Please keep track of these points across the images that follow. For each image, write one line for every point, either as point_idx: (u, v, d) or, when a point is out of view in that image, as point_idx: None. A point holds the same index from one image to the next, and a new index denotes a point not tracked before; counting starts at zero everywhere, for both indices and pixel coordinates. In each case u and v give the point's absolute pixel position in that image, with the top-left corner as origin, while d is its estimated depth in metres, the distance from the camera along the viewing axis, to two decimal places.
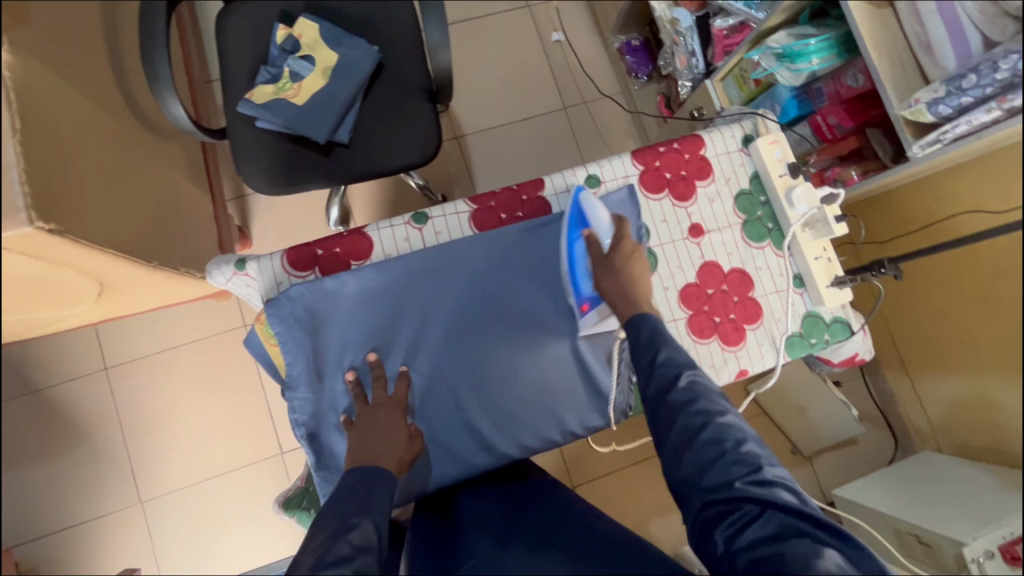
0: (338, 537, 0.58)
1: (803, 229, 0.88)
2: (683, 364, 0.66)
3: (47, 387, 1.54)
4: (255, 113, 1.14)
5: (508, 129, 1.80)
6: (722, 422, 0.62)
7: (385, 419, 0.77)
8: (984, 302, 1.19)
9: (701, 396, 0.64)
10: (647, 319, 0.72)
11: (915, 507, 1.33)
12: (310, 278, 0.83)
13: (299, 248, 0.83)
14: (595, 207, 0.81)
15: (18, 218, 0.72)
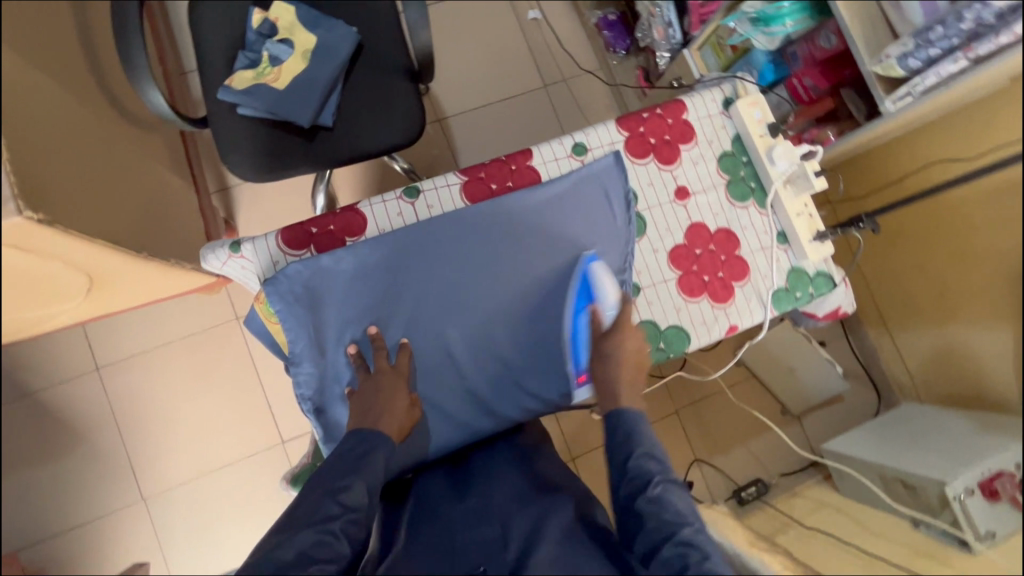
0: (329, 497, 0.67)
1: (785, 186, 0.91)
2: (654, 474, 0.70)
3: (41, 390, 1.53)
4: (236, 99, 1.13)
5: (490, 109, 1.80)
6: (685, 534, 0.65)
7: (388, 389, 0.79)
8: (954, 253, 1.25)
9: (666, 504, 0.67)
10: (625, 416, 0.77)
11: (892, 454, 1.40)
12: (305, 256, 0.84)
13: (293, 228, 0.83)
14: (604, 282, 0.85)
15: (8, 208, 0.72)
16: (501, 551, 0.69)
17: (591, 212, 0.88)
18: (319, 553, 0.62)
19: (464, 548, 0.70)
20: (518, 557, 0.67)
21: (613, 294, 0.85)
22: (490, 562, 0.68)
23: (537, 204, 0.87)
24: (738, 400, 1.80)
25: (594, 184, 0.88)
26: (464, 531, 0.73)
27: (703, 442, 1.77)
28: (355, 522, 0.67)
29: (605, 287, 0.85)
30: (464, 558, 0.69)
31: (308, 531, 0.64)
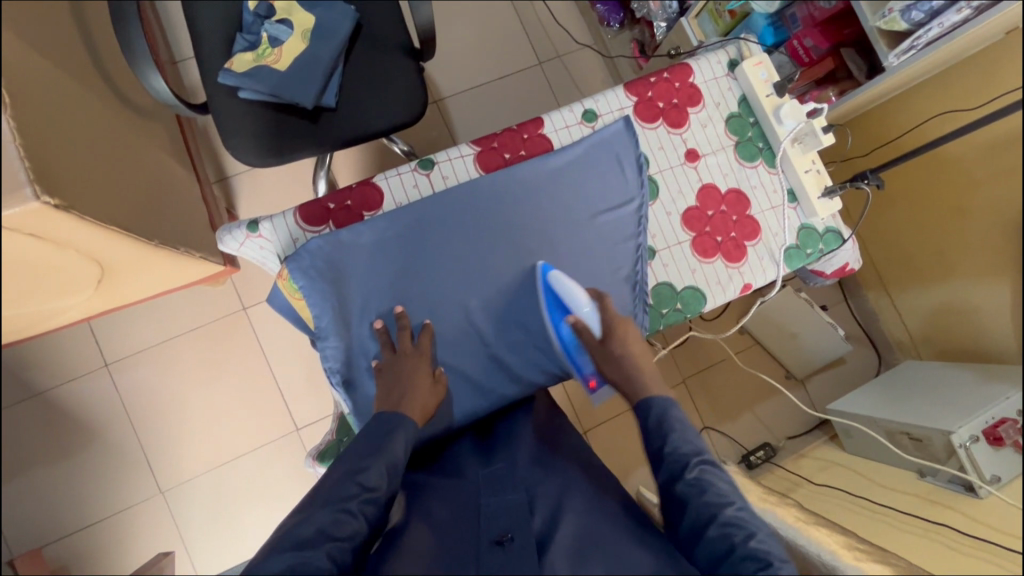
0: (350, 477, 0.66)
1: (792, 144, 0.92)
2: (690, 457, 0.68)
3: (51, 389, 1.52)
4: (238, 82, 1.12)
5: (487, 88, 1.80)
6: (730, 514, 0.62)
7: (412, 368, 0.81)
8: (952, 209, 1.28)
9: (707, 484, 0.65)
10: (652, 403, 0.75)
11: (896, 406, 1.44)
12: (325, 232, 0.85)
13: (311, 205, 0.85)
14: (569, 291, 0.83)
15: (24, 193, 0.72)
16: (527, 518, 0.68)
17: (604, 177, 0.89)
18: (337, 530, 0.61)
19: (490, 513, 0.70)
20: (544, 527, 0.67)
21: (583, 295, 0.83)
22: (517, 529, 0.66)
23: (551, 171, 0.87)
24: (747, 366, 1.83)
25: (606, 149, 0.89)
26: (489, 498, 0.72)
27: (710, 410, 1.80)
28: (374, 503, 0.65)
29: (572, 291, 0.83)
30: (491, 524, 0.68)
31: (327, 510, 0.62)
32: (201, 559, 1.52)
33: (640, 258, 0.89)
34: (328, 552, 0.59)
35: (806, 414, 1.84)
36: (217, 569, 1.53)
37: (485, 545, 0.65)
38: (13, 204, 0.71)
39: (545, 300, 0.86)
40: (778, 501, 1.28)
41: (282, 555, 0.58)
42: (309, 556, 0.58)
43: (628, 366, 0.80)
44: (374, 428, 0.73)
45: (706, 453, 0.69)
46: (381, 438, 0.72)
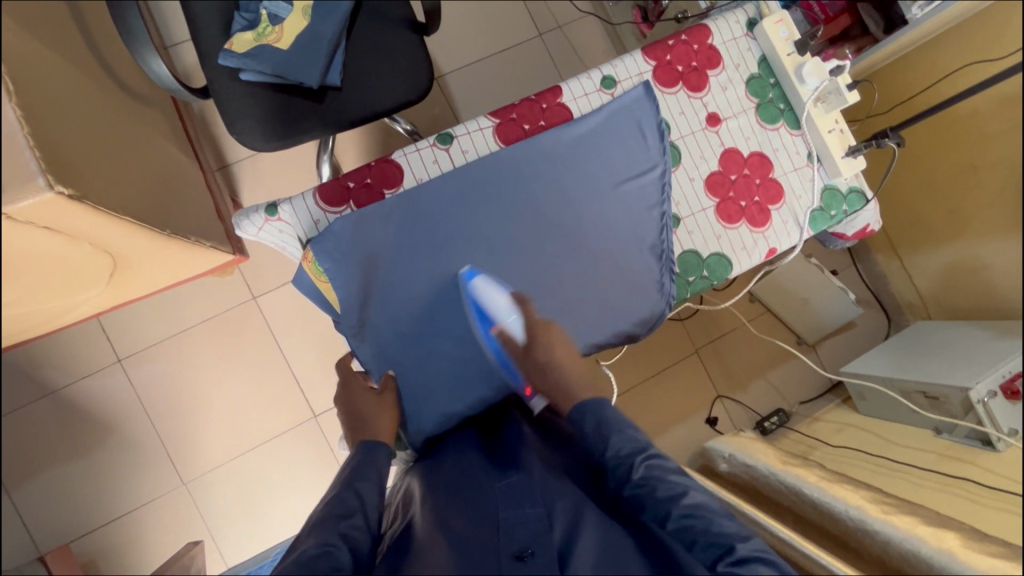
0: (331, 518, 0.65)
1: (815, 103, 0.91)
2: (633, 456, 0.69)
3: (65, 387, 1.52)
4: (239, 63, 1.08)
5: (486, 63, 1.75)
6: (685, 504, 0.63)
7: (358, 397, 0.84)
8: (960, 166, 1.27)
9: (655, 481, 0.66)
10: (585, 409, 0.75)
11: (907, 366, 1.44)
12: (346, 212, 0.84)
13: (331, 184, 0.82)
14: (489, 296, 0.82)
15: (38, 183, 0.70)
16: (547, 531, 0.64)
17: (625, 145, 0.87)
18: (318, 566, 0.59)
19: (508, 526, 0.65)
20: (565, 539, 0.63)
21: (504, 301, 0.82)
22: (537, 543, 0.62)
23: (571, 141, 0.86)
24: (761, 335, 1.84)
25: (627, 116, 0.88)
26: (506, 511, 0.68)
27: (723, 379, 1.81)
28: (356, 528, 0.66)
29: (492, 298, 0.82)
30: (511, 536, 0.64)
31: (311, 547, 0.61)
32: (228, 545, 1.54)
33: (665, 226, 0.88)
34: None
35: (817, 380, 1.85)
36: (244, 554, 1.55)
37: (505, 561, 0.61)
38: (27, 195, 0.69)
39: (469, 312, 0.83)
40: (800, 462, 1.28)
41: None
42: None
43: (553, 374, 0.79)
44: (355, 462, 0.75)
45: (650, 447, 0.70)
46: (363, 470, 0.74)
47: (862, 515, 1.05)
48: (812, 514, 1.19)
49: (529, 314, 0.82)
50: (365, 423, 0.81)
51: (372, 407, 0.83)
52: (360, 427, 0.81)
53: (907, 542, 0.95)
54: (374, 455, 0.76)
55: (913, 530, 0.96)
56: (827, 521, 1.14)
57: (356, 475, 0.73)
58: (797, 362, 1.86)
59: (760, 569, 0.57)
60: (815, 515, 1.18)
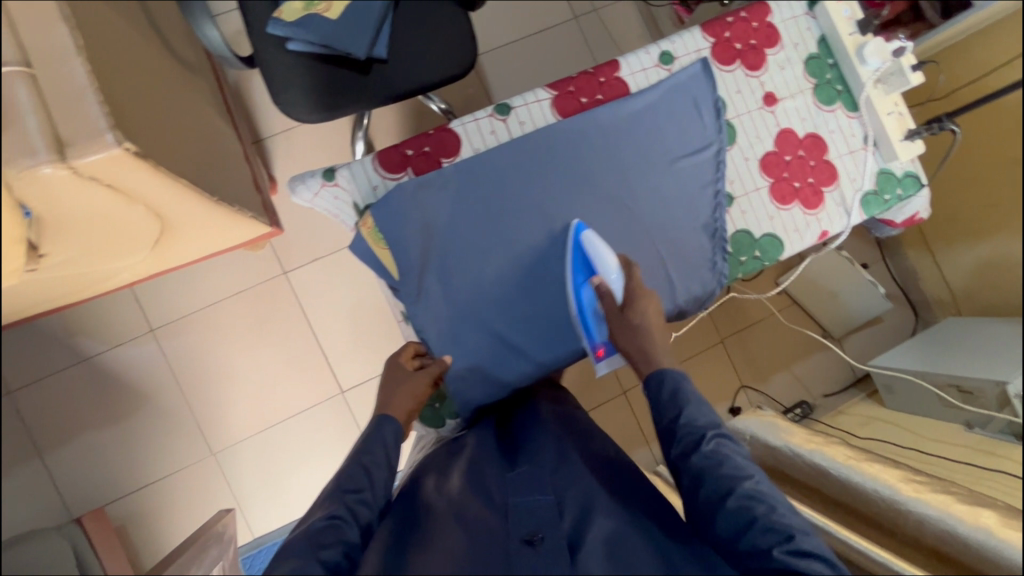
0: (340, 494, 0.68)
1: (875, 85, 0.90)
2: (706, 430, 0.68)
3: (99, 354, 1.54)
4: (287, 32, 1.08)
5: (520, 44, 1.74)
6: (751, 487, 0.63)
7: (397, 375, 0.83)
8: (996, 158, 1.25)
9: (724, 457, 0.66)
10: (663, 377, 0.73)
11: (931, 362, 1.44)
12: (404, 179, 0.85)
13: (390, 150, 0.84)
14: (600, 250, 0.81)
15: (107, 141, 0.70)
16: (557, 519, 0.68)
17: (682, 121, 0.87)
18: (324, 538, 0.63)
19: (517, 513, 0.70)
20: (574, 528, 0.67)
21: (612, 260, 0.80)
22: (547, 528, 0.67)
23: (628, 115, 0.86)
24: (789, 324, 1.83)
25: (684, 92, 0.87)
26: (516, 496, 0.73)
27: (748, 369, 1.81)
28: (363, 504, 0.69)
29: (602, 253, 0.80)
30: (518, 523, 0.69)
31: (318, 520, 0.65)
32: (255, 516, 1.56)
33: (719, 205, 0.88)
34: (321, 560, 0.61)
35: (841, 373, 1.85)
36: (271, 525, 1.57)
37: (514, 545, 0.66)
38: (97, 151, 0.70)
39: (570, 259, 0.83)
40: (825, 440, 1.26)
41: (281, 565, 0.61)
42: (303, 566, 0.60)
43: (629, 337, 0.78)
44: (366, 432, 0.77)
45: (721, 425, 0.70)
46: (370, 444, 0.75)
47: (893, 493, 1.03)
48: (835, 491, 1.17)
49: (634, 277, 0.80)
50: (389, 397, 0.81)
51: (402, 383, 0.82)
52: (384, 398, 0.80)
53: (943, 520, 0.93)
54: (382, 430, 0.76)
55: (948, 507, 0.94)
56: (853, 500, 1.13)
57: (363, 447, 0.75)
58: (821, 355, 1.85)
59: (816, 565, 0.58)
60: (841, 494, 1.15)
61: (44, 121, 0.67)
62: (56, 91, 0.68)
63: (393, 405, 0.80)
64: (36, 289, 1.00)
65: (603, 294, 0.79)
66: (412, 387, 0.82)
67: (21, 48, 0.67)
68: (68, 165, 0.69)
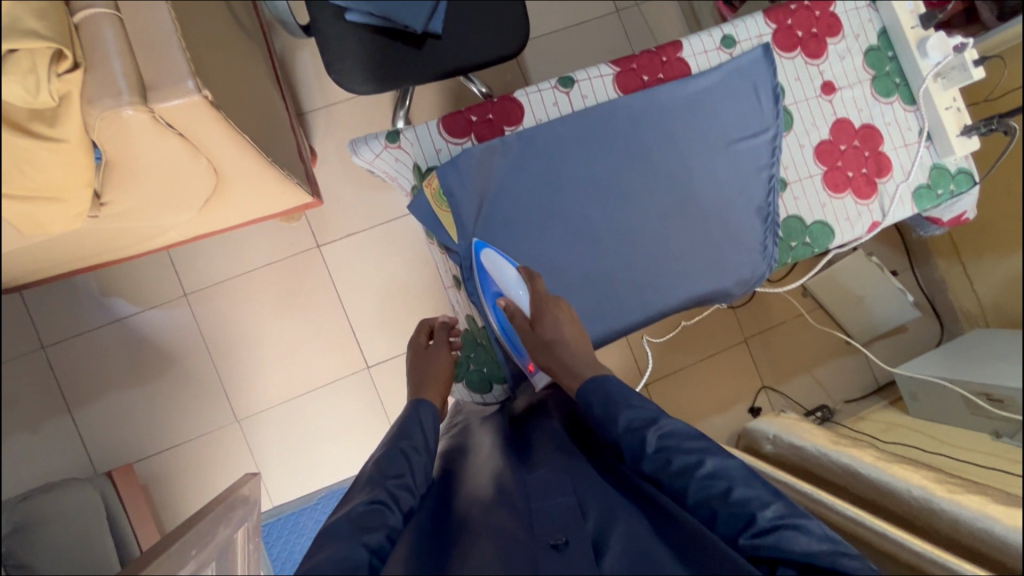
0: (379, 483, 0.69)
1: (934, 80, 0.94)
2: (646, 433, 0.67)
3: (132, 315, 1.56)
4: (347, 3, 1.11)
5: (563, 35, 1.75)
6: (706, 473, 0.63)
7: (429, 353, 0.95)
8: (1005, 188, 1.22)
9: (671, 452, 0.65)
10: (593, 388, 0.74)
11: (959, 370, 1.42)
12: (466, 144, 0.92)
13: (456, 116, 0.91)
14: (500, 267, 0.84)
15: (188, 87, 0.71)
16: (579, 521, 0.66)
17: (740, 105, 0.88)
18: (368, 521, 0.63)
19: (540, 517, 0.67)
20: (597, 529, 0.65)
21: (513, 274, 0.84)
22: (571, 533, 0.64)
23: (688, 96, 0.88)
24: (817, 326, 1.83)
25: (743, 76, 0.89)
26: (538, 501, 0.70)
27: (769, 370, 1.81)
28: (404, 488, 0.69)
29: (502, 270, 0.84)
30: (543, 528, 0.66)
31: (361, 504, 0.65)
32: (277, 484, 1.57)
33: (772, 189, 0.89)
34: (366, 543, 0.60)
35: (864, 381, 1.84)
36: (292, 494, 1.58)
37: (539, 549, 0.62)
38: (177, 97, 0.71)
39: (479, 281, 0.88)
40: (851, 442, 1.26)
41: (323, 549, 0.59)
42: (349, 548, 0.59)
43: (562, 354, 0.78)
44: (406, 418, 0.81)
45: (660, 417, 0.69)
46: (410, 430, 0.79)
47: (924, 493, 1.01)
48: (862, 489, 1.15)
49: (536, 290, 0.82)
50: (424, 380, 0.90)
51: (430, 360, 0.94)
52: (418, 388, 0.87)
53: (975, 520, 0.91)
54: (420, 413, 0.81)
55: (982, 508, 0.91)
56: (884, 497, 1.09)
57: (402, 433, 0.78)
58: (844, 361, 1.84)
59: (792, 536, 0.59)
60: (869, 489, 1.13)
61: (129, 63, 0.70)
62: (140, 34, 0.70)
63: (427, 392, 0.87)
64: (88, 237, 1.02)
65: (512, 314, 0.82)
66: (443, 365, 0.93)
67: None
68: (148, 108, 0.71)
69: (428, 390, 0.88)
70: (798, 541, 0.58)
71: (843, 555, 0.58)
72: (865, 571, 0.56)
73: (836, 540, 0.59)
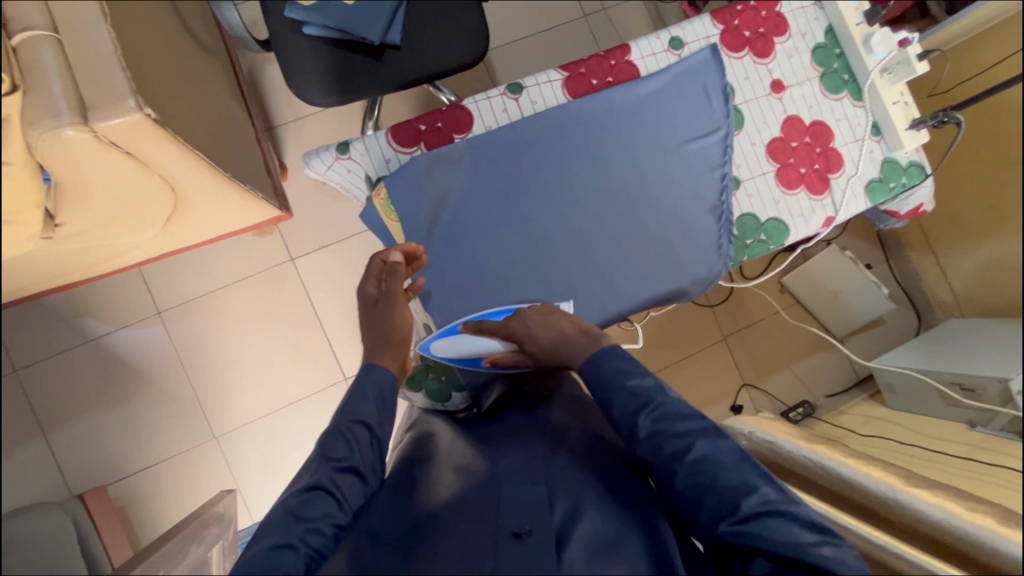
0: (321, 460, 0.71)
1: (881, 74, 0.95)
2: (639, 417, 0.69)
3: (105, 335, 1.54)
4: (304, 16, 1.12)
5: (529, 42, 1.75)
6: (695, 458, 0.65)
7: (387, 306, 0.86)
8: (971, 178, 1.24)
9: (661, 438, 0.67)
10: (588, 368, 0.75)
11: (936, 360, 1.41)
12: (416, 152, 0.93)
13: (404, 126, 0.92)
14: (461, 338, 0.87)
15: (128, 105, 0.72)
16: (546, 513, 0.66)
17: (689, 106, 0.89)
18: (305, 511, 0.66)
19: (508, 505, 0.67)
20: (563, 521, 0.66)
21: (476, 337, 0.87)
22: (536, 524, 0.65)
23: (637, 99, 0.89)
24: (795, 323, 1.82)
25: (692, 78, 0.90)
26: (509, 489, 0.70)
27: (749, 368, 1.81)
28: (346, 472, 0.71)
29: (471, 340, 0.87)
30: (508, 517, 0.66)
31: (299, 491, 0.68)
32: (256, 500, 1.56)
33: (725, 187, 0.89)
34: (303, 539, 0.64)
35: (845, 375, 1.84)
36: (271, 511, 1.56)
37: (502, 540, 0.63)
38: (117, 115, 0.71)
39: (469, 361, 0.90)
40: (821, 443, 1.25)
41: (260, 541, 0.64)
42: (283, 542, 0.63)
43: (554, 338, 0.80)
44: (359, 385, 0.79)
45: (654, 399, 0.70)
46: (359, 400, 0.77)
47: (886, 487, 1.02)
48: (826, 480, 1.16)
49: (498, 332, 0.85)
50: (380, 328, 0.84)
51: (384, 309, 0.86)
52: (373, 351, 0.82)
53: (936, 514, 0.92)
54: (370, 385, 0.78)
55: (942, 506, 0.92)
56: (850, 492, 1.09)
57: (350, 403, 0.77)
58: (825, 356, 1.85)
59: (773, 524, 0.60)
60: (836, 484, 1.13)
61: (68, 85, 0.70)
62: (81, 56, 0.70)
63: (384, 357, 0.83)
64: (47, 259, 1.01)
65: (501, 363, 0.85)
66: (403, 321, 0.86)
67: (50, 15, 0.70)
68: (89, 129, 0.71)
69: (385, 351, 0.82)
70: (779, 528, 0.60)
71: (823, 543, 0.60)
72: (840, 560, 0.59)
73: (818, 527, 0.62)
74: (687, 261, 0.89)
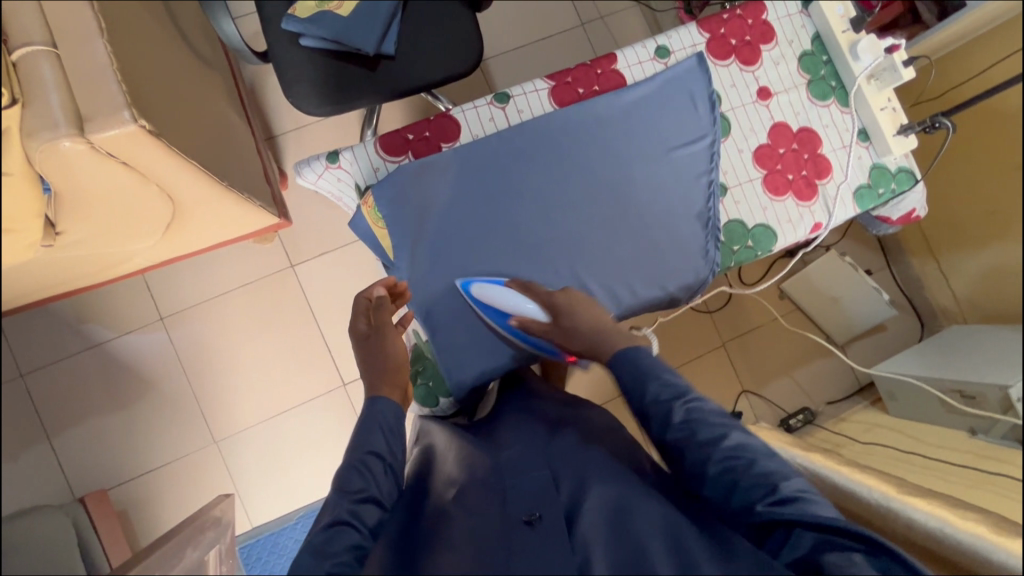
0: (341, 495, 0.67)
1: (868, 81, 0.96)
2: (673, 404, 0.69)
3: (109, 341, 1.57)
4: (301, 28, 1.14)
5: (527, 50, 1.77)
6: (731, 443, 0.66)
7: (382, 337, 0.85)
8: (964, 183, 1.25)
9: (696, 424, 0.68)
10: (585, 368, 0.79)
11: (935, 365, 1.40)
12: (404, 161, 0.95)
13: (391, 136, 0.94)
14: (493, 289, 0.87)
15: (123, 117, 0.74)
16: (553, 493, 0.69)
17: (676, 114, 0.90)
18: (329, 548, 0.62)
19: (515, 495, 0.70)
20: (572, 497, 0.68)
21: (511, 294, 0.87)
22: (544, 507, 0.67)
23: (624, 107, 0.90)
24: (795, 330, 1.81)
25: (679, 86, 0.91)
26: (513, 477, 0.74)
27: (749, 374, 1.80)
28: (366, 503, 0.67)
29: (499, 294, 0.87)
30: (517, 504, 0.69)
31: (322, 528, 0.64)
32: (255, 505, 1.57)
33: (712, 194, 0.90)
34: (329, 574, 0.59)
35: (846, 381, 1.83)
36: (270, 515, 1.57)
37: (513, 525, 0.65)
38: (111, 126, 0.74)
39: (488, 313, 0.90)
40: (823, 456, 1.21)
41: None
42: None
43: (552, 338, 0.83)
44: (362, 421, 0.75)
45: (688, 392, 0.71)
46: (369, 430, 0.75)
47: (884, 498, 1.00)
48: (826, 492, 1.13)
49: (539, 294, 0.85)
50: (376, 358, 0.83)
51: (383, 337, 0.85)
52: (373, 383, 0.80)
53: (930, 523, 0.90)
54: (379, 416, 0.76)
55: (934, 511, 0.91)
56: (846, 501, 1.08)
57: (360, 436, 0.74)
58: (827, 362, 1.83)
59: (808, 506, 0.61)
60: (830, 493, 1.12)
61: (66, 97, 0.72)
62: (78, 70, 0.73)
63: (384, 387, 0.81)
64: (50, 267, 1.04)
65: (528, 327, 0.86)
66: (398, 349, 0.85)
67: (48, 30, 0.72)
68: (85, 140, 0.74)
69: (383, 381, 0.81)
70: (815, 509, 0.60)
71: None
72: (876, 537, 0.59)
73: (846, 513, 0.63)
74: (672, 268, 0.90)
